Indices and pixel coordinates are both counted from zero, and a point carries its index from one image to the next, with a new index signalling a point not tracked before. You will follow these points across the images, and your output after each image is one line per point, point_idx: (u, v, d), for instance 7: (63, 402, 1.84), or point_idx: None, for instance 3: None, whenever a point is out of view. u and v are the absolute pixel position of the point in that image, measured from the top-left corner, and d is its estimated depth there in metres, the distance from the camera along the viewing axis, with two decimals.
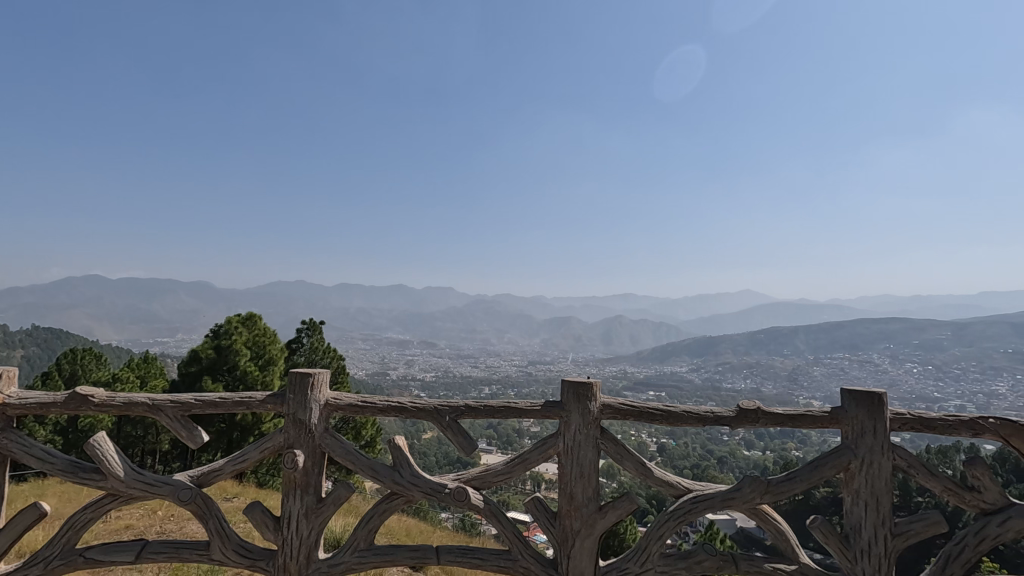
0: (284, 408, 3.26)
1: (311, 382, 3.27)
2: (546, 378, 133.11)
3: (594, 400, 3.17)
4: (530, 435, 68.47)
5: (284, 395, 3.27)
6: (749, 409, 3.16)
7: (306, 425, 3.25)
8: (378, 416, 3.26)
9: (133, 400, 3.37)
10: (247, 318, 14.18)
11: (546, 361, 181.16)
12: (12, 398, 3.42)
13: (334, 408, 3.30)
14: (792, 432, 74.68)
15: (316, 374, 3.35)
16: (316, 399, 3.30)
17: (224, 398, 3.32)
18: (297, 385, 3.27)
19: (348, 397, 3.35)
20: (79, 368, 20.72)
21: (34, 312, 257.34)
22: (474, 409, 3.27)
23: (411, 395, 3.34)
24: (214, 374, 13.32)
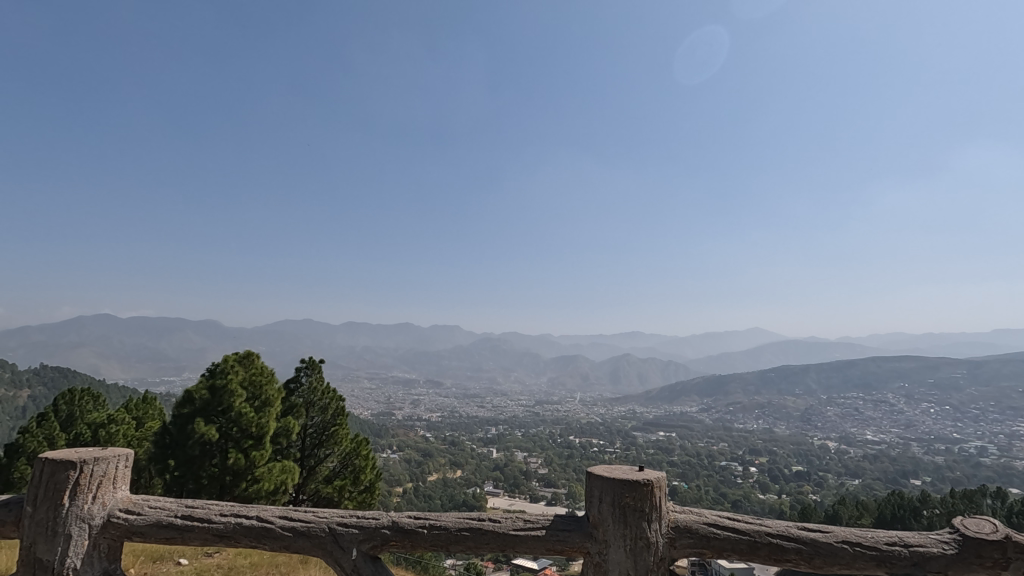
0: (24, 529, 2.33)
1: (63, 487, 2.33)
2: (553, 418, 130.48)
3: (656, 518, 2.34)
4: (538, 477, 65.47)
5: (30, 502, 2.37)
6: (976, 536, 2.25)
7: (62, 565, 2.32)
8: (216, 543, 2.36)
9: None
10: (244, 356, 12.93)
11: (554, 401, 178.20)
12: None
13: (126, 525, 2.41)
14: (809, 474, 71.42)
15: (92, 460, 2.42)
16: (84, 509, 2.37)
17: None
18: (52, 479, 2.35)
19: (165, 505, 2.48)
20: (77, 410, 19.49)
21: (44, 351, 259.61)
22: (417, 531, 2.44)
23: (320, 508, 2.49)
24: (207, 417, 11.94)
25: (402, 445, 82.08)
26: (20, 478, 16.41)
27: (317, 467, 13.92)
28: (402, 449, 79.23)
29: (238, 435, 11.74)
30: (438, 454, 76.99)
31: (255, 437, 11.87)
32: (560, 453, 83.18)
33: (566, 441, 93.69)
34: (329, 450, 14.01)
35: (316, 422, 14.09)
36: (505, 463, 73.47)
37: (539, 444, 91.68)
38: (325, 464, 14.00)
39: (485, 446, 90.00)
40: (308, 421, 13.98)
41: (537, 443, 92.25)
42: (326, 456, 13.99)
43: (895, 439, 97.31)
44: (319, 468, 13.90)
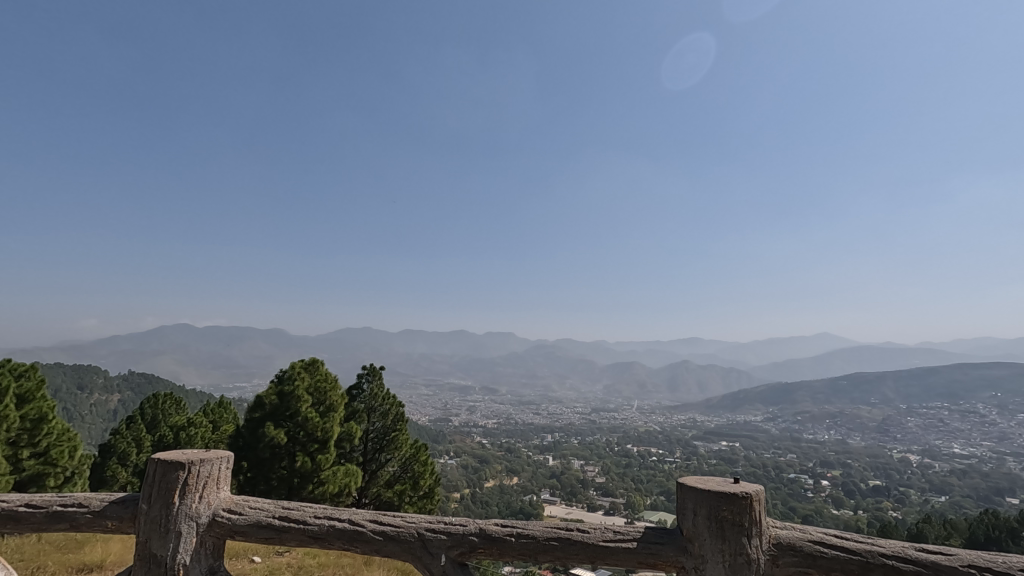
0: (140, 524, 2.50)
1: (171, 485, 2.49)
2: (610, 426, 128.33)
3: (755, 527, 2.25)
4: (596, 486, 64.48)
5: (144, 500, 2.53)
6: None
7: (173, 562, 2.47)
8: (302, 541, 2.46)
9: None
10: (310, 363, 13.45)
11: (610, 409, 175.50)
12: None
13: (227, 522, 2.56)
14: (888, 489, 66.70)
15: (195, 465, 2.56)
16: (193, 508, 2.52)
17: (47, 499, 2.60)
18: (163, 481, 2.51)
19: (264, 506, 2.61)
20: (160, 413, 20.91)
21: (131, 359, 281.34)
22: (499, 534, 2.47)
23: (412, 513, 2.53)
24: (276, 421, 12.49)
25: (459, 451, 83.23)
26: (113, 475, 17.75)
27: (378, 471, 14.25)
28: (459, 455, 80.31)
29: (305, 439, 12.24)
30: (495, 461, 77.46)
31: (321, 441, 12.31)
32: (617, 462, 81.74)
33: (623, 450, 91.96)
34: (390, 455, 14.33)
35: (377, 428, 14.45)
36: (561, 471, 72.91)
37: (596, 452, 90.37)
38: (386, 468, 14.33)
39: (541, 453, 89.71)
40: (370, 426, 14.34)
41: (594, 451, 90.95)
42: (386, 461, 14.32)
43: (986, 454, 89.44)
44: (380, 472, 14.24)
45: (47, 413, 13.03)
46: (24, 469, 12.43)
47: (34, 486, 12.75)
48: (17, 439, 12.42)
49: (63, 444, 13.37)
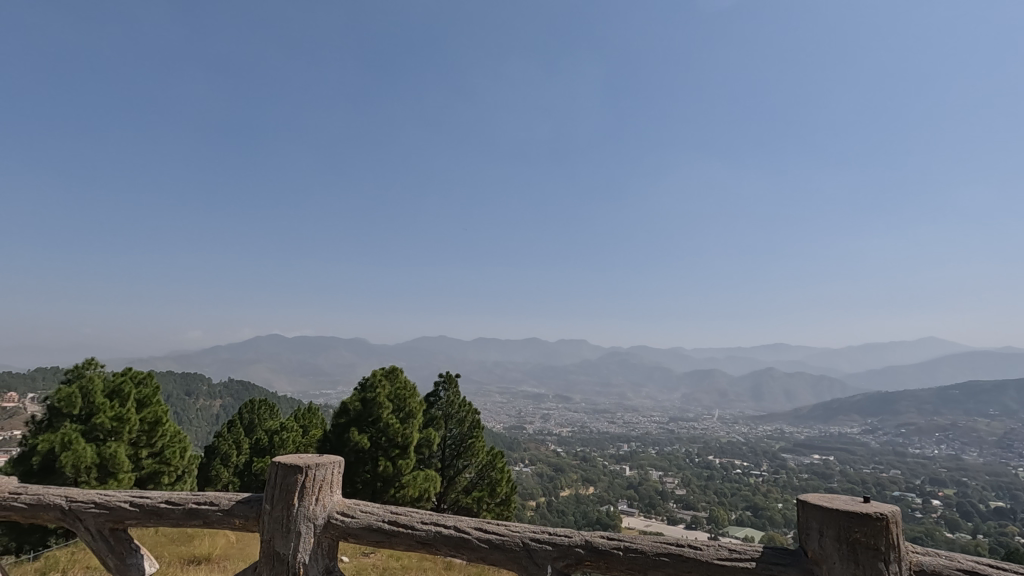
0: (265, 522, 2.68)
1: (293, 484, 2.64)
2: (690, 437, 123.33)
3: (892, 549, 2.08)
4: (676, 498, 62.18)
5: (266, 503, 2.70)
6: None
7: (294, 563, 2.62)
8: (407, 547, 2.53)
9: (50, 497, 2.98)
10: (390, 371, 13.94)
11: (689, 418, 168.98)
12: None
13: (342, 524, 2.68)
14: (1013, 512, 59.36)
15: (314, 468, 2.73)
16: (312, 509, 2.68)
17: (180, 498, 2.82)
18: (282, 484, 2.67)
19: (375, 510, 2.72)
20: (256, 417, 22.46)
21: (231, 367, 304.80)
22: (605, 544, 2.42)
23: (514, 522, 2.54)
24: (360, 427, 13.07)
25: (534, 459, 83.18)
26: (216, 475, 19.20)
27: (456, 477, 14.51)
28: (534, 463, 80.24)
29: (386, 444, 12.68)
30: (570, 470, 76.66)
31: (401, 447, 12.71)
32: (698, 473, 78.42)
33: (705, 462, 88.03)
34: (467, 462, 14.54)
35: (454, 434, 14.75)
36: (639, 482, 70.80)
37: (676, 463, 87.22)
38: (463, 475, 14.54)
39: (618, 463, 87.78)
40: (447, 432, 14.67)
41: (672, 462, 87.82)
42: (464, 467, 14.53)
43: None
44: (458, 478, 14.48)
45: (160, 417, 14.31)
46: (143, 466, 13.76)
47: (152, 482, 14.07)
48: (136, 440, 13.75)
49: (175, 445, 14.67)
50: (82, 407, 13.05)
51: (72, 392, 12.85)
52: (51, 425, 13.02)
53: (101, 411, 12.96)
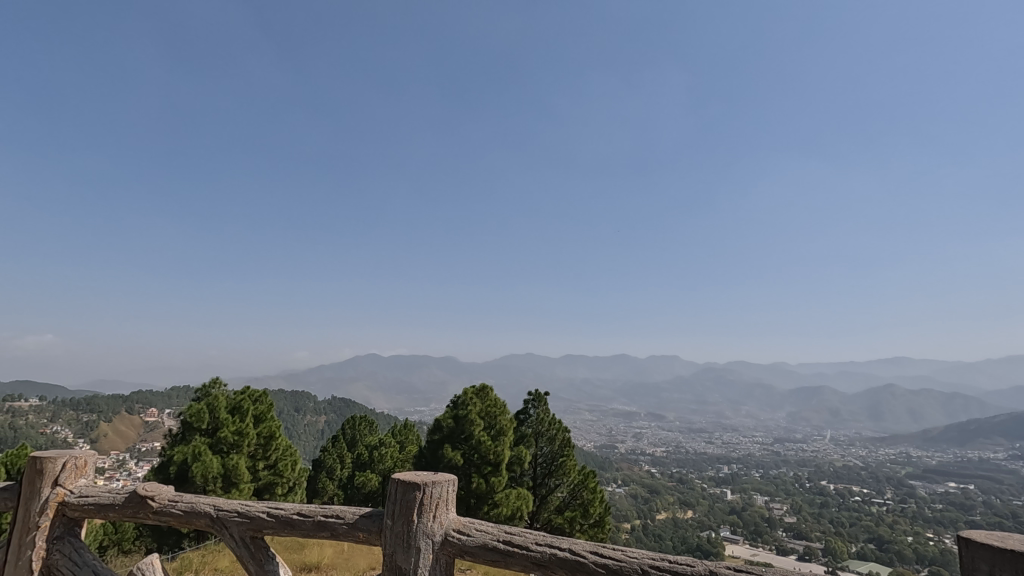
0: (385, 539, 2.77)
1: (414, 496, 2.73)
2: (799, 459, 113.91)
3: None
4: (785, 526, 57.53)
5: (387, 518, 2.81)
6: None
7: (416, 573, 2.71)
8: (522, 564, 2.56)
9: (199, 504, 3.12)
10: (480, 389, 14.17)
11: (797, 439, 156.43)
12: (73, 493, 3.17)
13: (460, 540, 2.75)
14: None
15: (431, 488, 2.80)
16: (431, 525, 2.77)
17: (311, 509, 2.98)
18: (405, 498, 2.79)
19: (490, 528, 2.77)
20: (358, 433, 23.68)
21: (334, 386, 324.48)
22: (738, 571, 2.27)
23: (634, 545, 2.48)
24: (453, 443, 13.38)
25: (627, 480, 80.64)
26: (323, 487, 20.42)
27: (548, 496, 14.38)
28: (627, 484, 77.80)
29: (478, 461, 12.88)
30: (666, 492, 73.36)
31: (494, 464, 12.84)
32: (809, 500, 72.11)
33: (817, 488, 80.77)
34: (559, 481, 14.38)
35: (545, 452, 14.67)
36: (743, 508, 66.20)
37: (784, 488, 80.77)
38: (555, 494, 14.40)
39: (718, 486, 82.89)
40: (538, 451, 14.64)
41: (780, 487, 81.56)
42: (556, 487, 14.39)
43: None
44: (550, 497, 14.35)
45: (275, 432, 15.49)
46: (260, 477, 14.95)
47: (267, 493, 15.21)
48: (254, 453, 14.99)
49: (287, 458, 15.80)
50: (209, 421, 14.42)
51: (201, 408, 14.27)
52: (184, 438, 14.47)
53: (224, 426, 14.27)
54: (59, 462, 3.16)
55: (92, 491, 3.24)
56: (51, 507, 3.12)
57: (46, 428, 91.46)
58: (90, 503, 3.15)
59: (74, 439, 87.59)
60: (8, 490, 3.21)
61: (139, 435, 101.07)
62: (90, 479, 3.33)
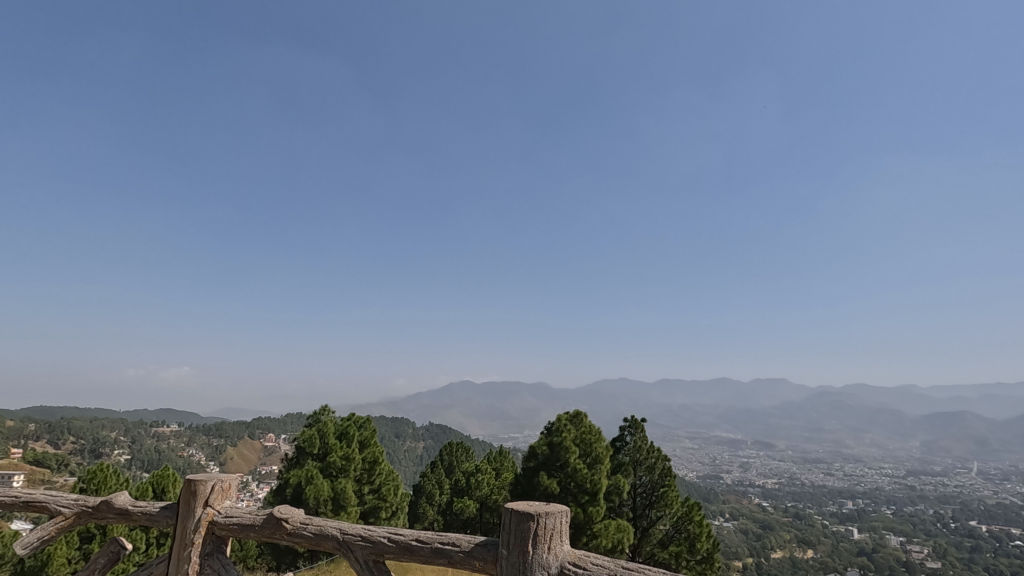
0: (502, 567, 2.79)
1: (525, 526, 2.73)
2: (939, 496, 100.28)
3: None
4: (927, 570, 50.68)
5: (502, 546, 2.83)
6: None
7: None
8: None
9: (326, 527, 3.30)
10: (574, 415, 13.95)
11: (936, 471, 138.32)
12: (220, 512, 3.46)
13: (575, 573, 2.70)
14: None
15: (544, 517, 2.79)
16: (546, 555, 2.74)
17: (428, 536, 3.06)
18: (518, 529, 2.77)
19: (607, 564, 2.69)
20: (454, 459, 24.19)
21: (431, 412, 334.08)
22: None
23: None
24: (549, 471, 13.23)
25: (735, 514, 75.19)
26: (424, 512, 20.93)
27: (650, 529, 13.75)
28: (736, 518, 72.52)
29: (575, 490, 12.62)
30: (782, 528, 67.49)
31: (591, 493, 12.53)
32: (956, 544, 62.93)
33: (965, 529, 70.51)
34: (661, 512, 13.71)
35: (644, 482, 14.12)
36: (874, 549, 59.06)
37: (923, 528, 71.18)
38: (658, 526, 13.73)
39: (843, 524, 74.86)
40: (637, 480, 14.11)
41: (918, 526, 72.17)
42: (658, 519, 13.73)
43: None
44: (652, 530, 13.70)
45: (378, 457, 16.13)
46: (366, 501, 15.65)
47: (373, 516, 15.87)
48: (360, 477, 15.76)
49: (390, 482, 16.39)
50: (319, 446, 15.40)
51: (313, 434, 15.33)
52: (298, 462, 15.53)
53: (332, 451, 15.16)
54: (208, 483, 3.47)
55: (223, 507, 3.49)
56: (201, 525, 3.41)
57: (183, 451, 101.99)
58: (228, 520, 3.45)
59: (206, 461, 96.93)
60: (167, 506, 3.53)
61: (260, 458, 109.86)
62: (233, 503, 3.60)
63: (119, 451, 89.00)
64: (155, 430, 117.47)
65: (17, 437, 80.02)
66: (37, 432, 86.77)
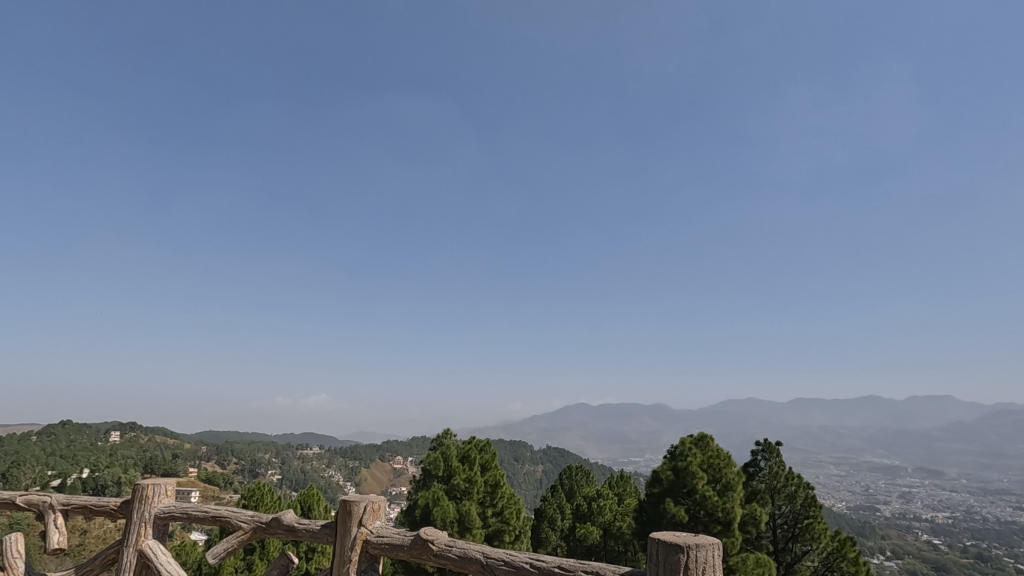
0: None
1: (676, 556, 2.59)
2: None
3: None
4: None
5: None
6: None
7: None
8: None
9: (470, 550, 3.37)
10: (699, 439, 13.11)
11: None
12: (373, 534, 3.70)
13: None
14: None
15: (696, 548, 2.61)
16: None
17: (572, 564, 2.99)
18: (665, 560, 2.65)
19: None
20: (575, 483, 23.86)
21: (548, 436, 333.80)
22: None
23: None
24: (674, 498, 12.56)
25: (899, 552, 65.81)
26: (547, 537, 20.85)
27: (796, 565, 12.49)
28: (901, 557, 63.44)
29: (706, 519, 11.83)
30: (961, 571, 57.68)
31: (724, 523, 11.68)
32: None
33: None
34: (807, 547, 12.40)
35: (785, 512, 12.90)
36: None
37: None
38: (804, 562, 12.44)
39: None
40: (776, 510, 12.93)
41: None
42: (804, 553, 12.45)
43: None
44: (798, 566, 12.45)
45: (499, 480, 16.30)
46: (489, 524, 15.90)
47: (497, 539, 16.03)
48: (483, 500, 16.08)
49: (512, 506, 16.50)
50: (444, 468, 16.01)
51: (437, 457, 16.00)
52: (425, 484, 16.23)
53: (455, 474, 15.66)
54: (361, 505, 3.73)
55: (360, 524, 3.71)
56: (357, 543, 3.67)
57: (325, 472, 111.44)
58: (360, 535, 3.67)
59: (344, 481, 104.92)
60: (327, 524, 3.84)
61: (390, 480, 116.53)
62: (383, 522, 3.82)
63: (272, 472, 99.23)
64: (300, 452, 129.60)
65: (193, 458, 92.36)
66: (208, 453, 99.50)
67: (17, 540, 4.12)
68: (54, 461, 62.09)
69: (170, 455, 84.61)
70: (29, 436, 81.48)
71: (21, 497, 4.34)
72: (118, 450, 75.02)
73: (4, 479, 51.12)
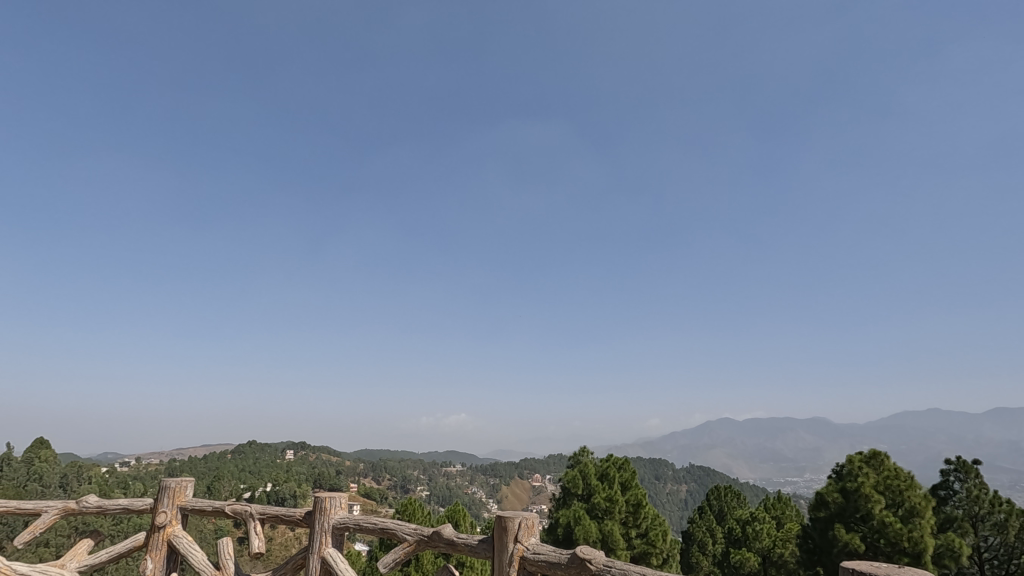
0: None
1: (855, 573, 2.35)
2: None
3: None
4: None
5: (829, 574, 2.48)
6: None
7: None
8: None
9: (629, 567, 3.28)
10: (870, 457, 11.54)
11: None
12: (529, 550, 3.74)
13: None
14: None
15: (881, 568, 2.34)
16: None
17: None
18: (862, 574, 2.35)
19: None
20: (725, 504, 22.16)
21: (690, 453, 316.78)
22: None
23: None
24: (846, 524, 11.13)
25: None
26: (697, 562, 19.68)
27: None
28: None
29: (889, 549, 10.27)
30: None
31: (912, 554, 10.02)
32: None
33: None
34: None
35: (994, 544, 10.84)
36: None
37: None
38: None
39: None
40: (982, 541, 10.89)
41: None
42: None
43: None
44: None
45: (641, 499, 15.67)
46: (634, 546, 15.33)
47: (644, 562, 15.41)
48: (626, 520, 15.54)
49: (658, 526, 15.76)
50: (583, 486, 15.82)
51: (575, 475, 15.88)
52: (565, 502, 16.11)
53: (596, 492, 15.39)
54: (515, 520, 3.81)
55: (516, 538, 3.80)
56: (515, 559, 3.73)
57: (469, 488, 116.75)
58: (515, 548, 3.75)
59: (487, 499, 108.54)
60: (484, 539, 3.95)
61: (531, 497, 118.09)
62: (537, 539, 3.86)
63: (421, 488, 105.80)
64: (445, 469, 136.71)
65: (353, 474, 101.44)
66: (365, 470, 108.92)
67: (227, 543, 4.77)
68: (245, 476, 72.04)
69: (335, 471, 93.91)
70: (226, 454, 95.41)
71: (226, 507, 5.01)
72: (293, 466, 85.07)
73: (210, 491, 60.51)
